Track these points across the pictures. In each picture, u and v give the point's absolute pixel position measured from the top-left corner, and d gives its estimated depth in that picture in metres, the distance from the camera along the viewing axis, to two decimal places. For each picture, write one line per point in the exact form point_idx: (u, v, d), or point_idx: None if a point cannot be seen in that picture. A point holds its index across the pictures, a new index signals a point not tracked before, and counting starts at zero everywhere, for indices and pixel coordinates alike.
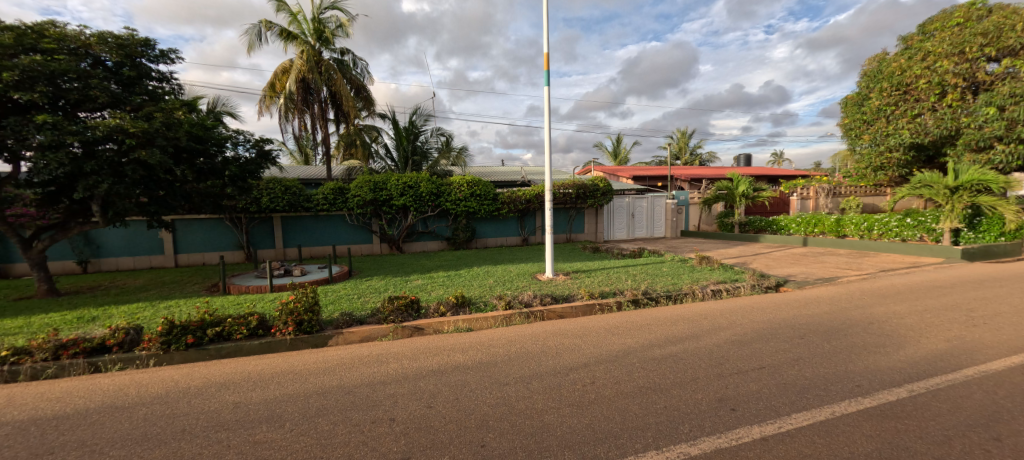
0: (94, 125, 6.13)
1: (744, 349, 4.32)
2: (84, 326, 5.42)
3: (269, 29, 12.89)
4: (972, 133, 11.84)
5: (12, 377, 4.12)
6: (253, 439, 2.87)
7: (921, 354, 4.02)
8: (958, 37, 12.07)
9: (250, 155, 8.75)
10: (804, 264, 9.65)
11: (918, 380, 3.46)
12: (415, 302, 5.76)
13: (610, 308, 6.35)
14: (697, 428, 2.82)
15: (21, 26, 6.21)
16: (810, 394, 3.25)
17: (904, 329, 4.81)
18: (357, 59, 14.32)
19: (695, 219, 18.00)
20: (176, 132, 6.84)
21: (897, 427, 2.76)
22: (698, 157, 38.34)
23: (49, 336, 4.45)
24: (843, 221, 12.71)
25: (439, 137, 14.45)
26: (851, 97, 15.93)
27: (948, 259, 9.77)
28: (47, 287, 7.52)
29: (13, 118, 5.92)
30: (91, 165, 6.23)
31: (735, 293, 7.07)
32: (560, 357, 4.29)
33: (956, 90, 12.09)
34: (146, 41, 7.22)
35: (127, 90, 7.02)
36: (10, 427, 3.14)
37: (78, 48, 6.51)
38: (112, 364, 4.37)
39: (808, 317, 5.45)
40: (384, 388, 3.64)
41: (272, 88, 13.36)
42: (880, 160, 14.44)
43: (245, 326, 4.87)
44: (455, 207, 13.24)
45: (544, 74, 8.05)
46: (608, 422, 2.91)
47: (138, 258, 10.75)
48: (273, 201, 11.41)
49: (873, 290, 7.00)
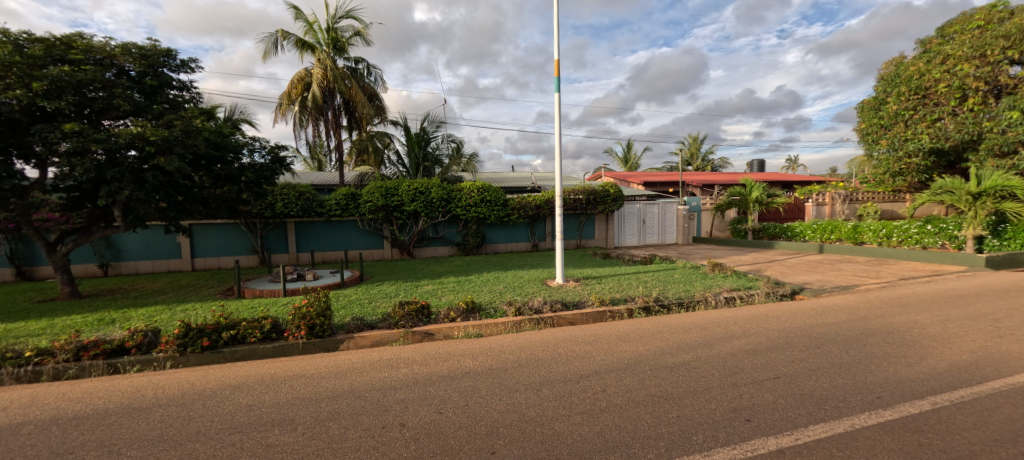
0: (117, 132, 6.31)
1: (759, 357, 4.25)
2: (104, 329, 5.54)
3: (285, 38, 13.15)
4: (995, 138, 11.47)
5: (35, 377, 4.21)
6: (266, 442, 2.89)
7: (944, 365, 3.91)
8: (979, 40, 11.87)
9: (265, 162, 8.88)
10: (820, 272, 9.48)
11: (942, 392, 3.36)
12: (425, 307, 5.78)
13: (621, 315, 6.28)
14: (711, 438, 2.77)
15: (50, 37, 6.43)
16: (829, 406, 3.17)
17: (926, 339, 4.69)
18: (371, 67, 14.50)
19: (708, 225, 17.81)
20: (195, 140, 6.97)
21: (920, 441, 2.68)
22: (709, 163, 38.06)
23: (71, 338, 4.55)
24: (861, 228, 12.66)
25: (449, 143, 14.55)
26: (868, 101, 15.67)
27: (971, 267, 9.52)
28: (70, 290, 7.70)
29: (41, 126, 6.11)
30: (114, 172, 6.40)
31: (750, 301, 6.97)
32: (570, 364, 4.27)
33: (977, 94, 11.87)
34: (168, 51, 7.40)
35: (149, 99, 7.23)
36: (32, 427, 3.20)
37: (103, 59, 6.74)
38: (131, 365, 4.45)
39: (826, 327, 5.33)
40: (394, 393, 3.66)
41: (288, 96, 13.59)
42: (898, 166, 14.17)
43: (259, 330, 4.92)
44: (465, 213, 13.29)
45: (556, 80, 8.07)
46: (620, 431, 2.88)
47: (156, 263, 10.99)
48: (287, 206, 11.59)
49: (893, 299, 6.83)
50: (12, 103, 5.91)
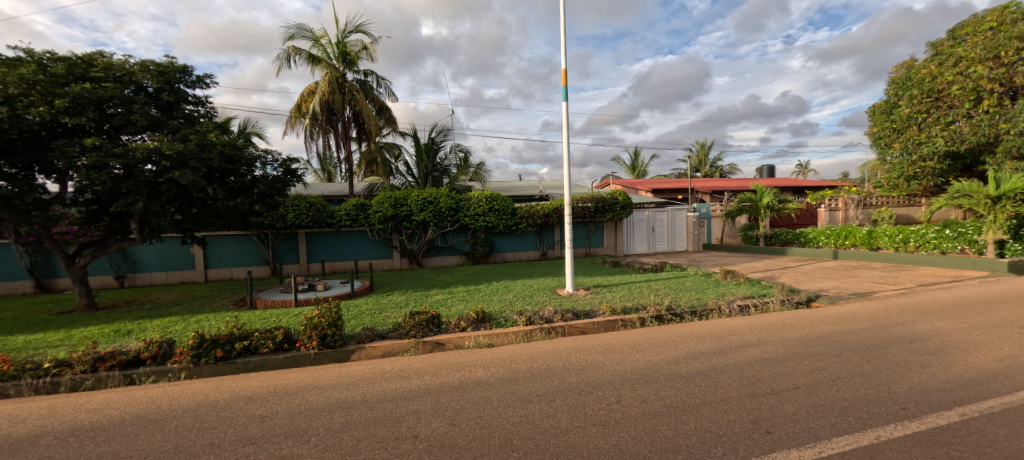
0: (134, 147, 6.43)
1: (777, 367, 4.17)
2: (120, 340, 5.61)
3: (297, 53, 13.39)
4: (1013, 139, 11.37)
5: (53, 388, 4.25)
6: (279, 454, 2.88)
7: (971, 374, 3.79)
8: (991, 41, 11.64)
9: (277, 174, 8.95)
10: (835, 279, 9.31)
11: (969, 402, 3.25)
12: (436, 317, 5.79)
13: (633, 324, 6.21)
14: (731, 451, 2.70)
15: (72, 56, 6.63)
16: (853, 417, 3.09)
17: (950, 348, 4.55)
18: (380, 80, 14.70)
19: (718, 232, 17.69)
20: (209, 154, 7.06)
21: (950, 454, 2.58)
22: (718, 170, 38.09)
23: (89, 349, 4.61)
24: (876, 233, 12.16)
25: (457, 154, 14.70)
26: (879, 105, 15.56)
27: (993, 272, 9.30)
28: (87, 301, 7.81)
29: (61, 141, 6.25)
30: (130, 185, 6.55)
31: (764, 309, 6.85)
32: (584, 374, 4.22)
33: (992, 96, 11.68)
34: (184, 67, 7.58)
35: (166, 113, 7.38)
36: (50, 438, 3.22)
37: (123, 76, 6.95)
38: (146, 376, 4.49)
39: (846, 335, 5.21)
40: (406, 404, 3.63)
41: (298, 110, 13.88)
42: (912, 170, 13.97)
43: (272, 341, 4.96)
44: (474, 222, 13.31)
45: (563, 90, 8.13)
46: (636, 443, 2.82)
47: (171, 274, 11.16)
48: (299, 217, 11.69)
49: (913, 306, 6.69)
50: (34, 119, 6.07)
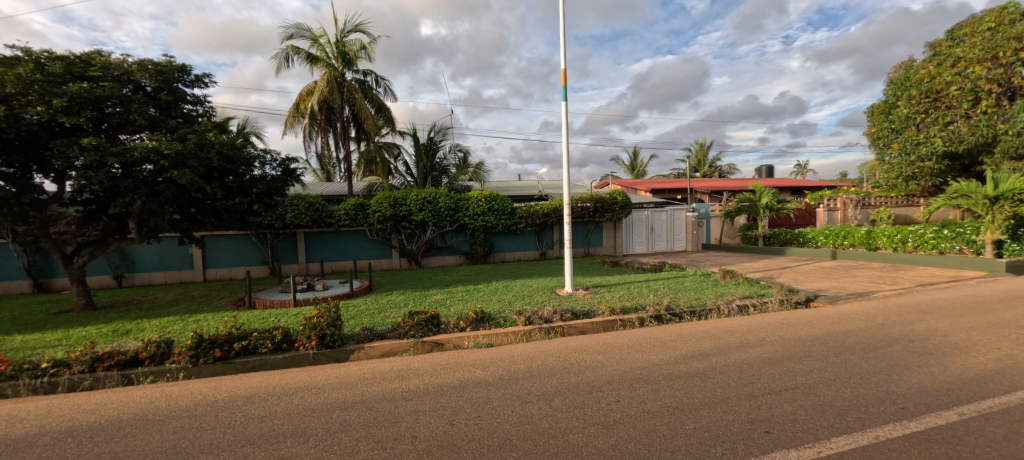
0: (132, 147, 6.41)
1: (777, 367, 4.18)
2: (118, 340, 5.59)
3: (296, 53, 13.37)
4: (1010, 140, 11.40)
5: (50, 389, 4.24)
6: (278, 454, 2.87)
7: (969, 374, 3.80)
8: (989, 42, 11.65)
9: (276, 174, 8.93)
10: (834, 279, 9.32)
11: (967, 402, 3.25)
12: (435, 317, 5.79)
13: (632, 323, 6.21)
14: (730, 451, 2.70)
15: (70, 56, 6.62)
16: (851, 417, 3.09)
17: (948, 348, 4.56)
18: (379, 79, 14.68)
19: (717, 231, 17.70)
20: (208, 153, 7.05)
21: (949, 454, 2.58)
22: (717, 170, 38.17)
23: (87, 348, 4.60)
24: (874, 233, 12.18)
25: (456, 153, 14.70)
26: (878, 105, 15.58)
27: (991, 272, 9.33)
28: (85, 301, 7.79)
29: (59, 141, 6.23)
30: (129, 184, 6.54)
31: (763, 309, 6.86)
32: (583, 374, 4.22)
33: (990, 96, 11.71)
34: (183, 67, 7.57)
35: (164, 113, 7.37)
36: (48, 438, 3.21)
37: (121, 75, 6.93)
38: (145, 376, 4.48)
39: (845, 335, 5.21)
40: (405, 404, 3.63)
41: (297, 109, 13.85)
42: (911, 170, 13.99)
43: (270, 340, 4.95)
44: (473, 221, 13.29)
45: (562, 89, 8.12)
46: (635, 443, 2.82)
47: (169, 273, 11.15)
48: (298, 217, 11.68)
49: (911, 306, 6.70)
50: (32, 119, 6.05)
